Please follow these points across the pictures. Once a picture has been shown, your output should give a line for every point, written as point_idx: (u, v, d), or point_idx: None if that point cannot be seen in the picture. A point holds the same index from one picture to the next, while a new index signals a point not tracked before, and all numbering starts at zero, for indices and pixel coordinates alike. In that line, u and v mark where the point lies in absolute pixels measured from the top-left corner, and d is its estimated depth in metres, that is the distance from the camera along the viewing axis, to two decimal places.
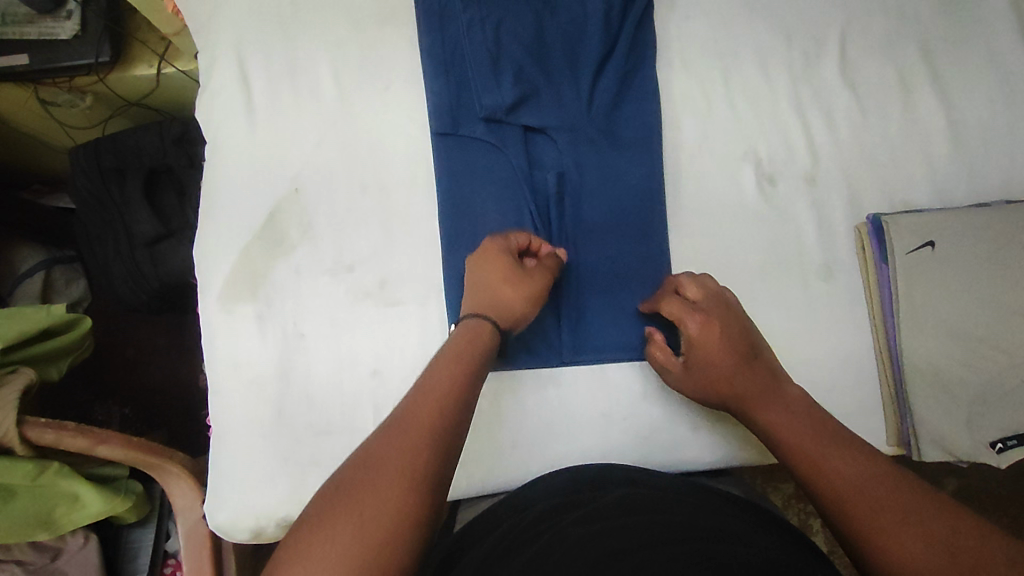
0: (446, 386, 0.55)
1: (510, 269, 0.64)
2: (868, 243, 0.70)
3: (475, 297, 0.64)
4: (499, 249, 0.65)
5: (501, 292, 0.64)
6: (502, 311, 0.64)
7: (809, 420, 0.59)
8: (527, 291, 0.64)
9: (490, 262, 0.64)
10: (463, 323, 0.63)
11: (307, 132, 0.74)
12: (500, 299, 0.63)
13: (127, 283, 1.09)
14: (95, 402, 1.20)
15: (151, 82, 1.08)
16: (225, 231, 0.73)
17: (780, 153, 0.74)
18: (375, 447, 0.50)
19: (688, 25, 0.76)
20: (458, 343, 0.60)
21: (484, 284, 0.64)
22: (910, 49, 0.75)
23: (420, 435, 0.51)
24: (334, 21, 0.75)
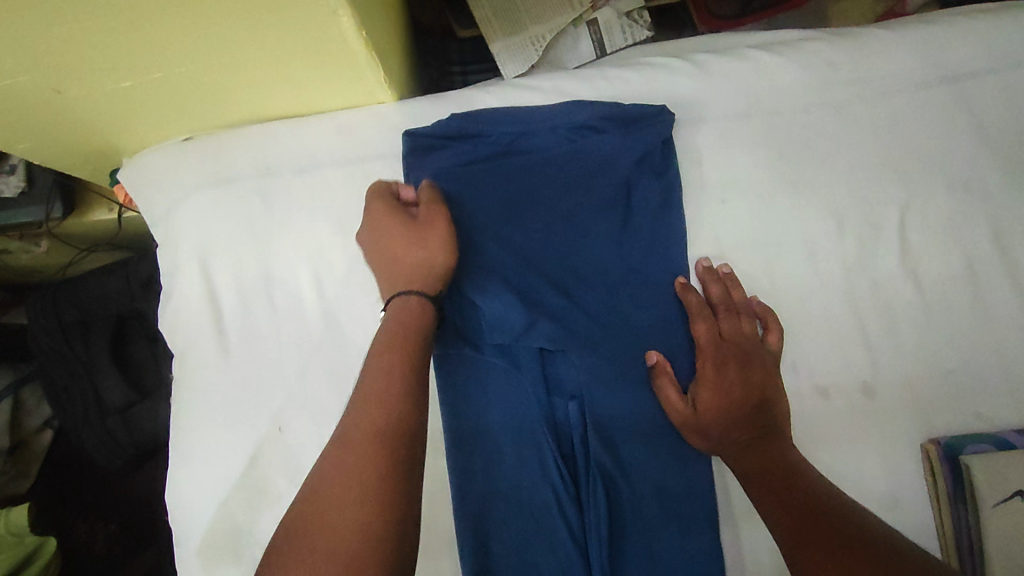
0: (384, 369, 0.50)
1: (392, 213, 0.57)
2: (940, 473, 0.61)
3: (390, 276, 0.56)
4: (382, 214, 0.58)
5: (398, 241, 0.56)
6: (415, 263, 0.56)
7: (773, 464, 0.57)
8: (427, 229, 0.57)
9: (377, 228, 0.58)
10: (394, 306, 0.54)
11: (288, 356, 0.63)
12: (413, 263, 0.56)
13: (100, 451, 0.98)
14: (78, 518, 1.07)
15: (114, 225, 0.96)
16: (202, 477, 0.63)
17: (833, 358, 0.64)
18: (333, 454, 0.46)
19: (724, 210, 0.66)
20: (393, 321, 0.53)
21: (381, 257, 0.57)
22: (980, 232, 0.65)
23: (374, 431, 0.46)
24: (315, 221, 0.64)
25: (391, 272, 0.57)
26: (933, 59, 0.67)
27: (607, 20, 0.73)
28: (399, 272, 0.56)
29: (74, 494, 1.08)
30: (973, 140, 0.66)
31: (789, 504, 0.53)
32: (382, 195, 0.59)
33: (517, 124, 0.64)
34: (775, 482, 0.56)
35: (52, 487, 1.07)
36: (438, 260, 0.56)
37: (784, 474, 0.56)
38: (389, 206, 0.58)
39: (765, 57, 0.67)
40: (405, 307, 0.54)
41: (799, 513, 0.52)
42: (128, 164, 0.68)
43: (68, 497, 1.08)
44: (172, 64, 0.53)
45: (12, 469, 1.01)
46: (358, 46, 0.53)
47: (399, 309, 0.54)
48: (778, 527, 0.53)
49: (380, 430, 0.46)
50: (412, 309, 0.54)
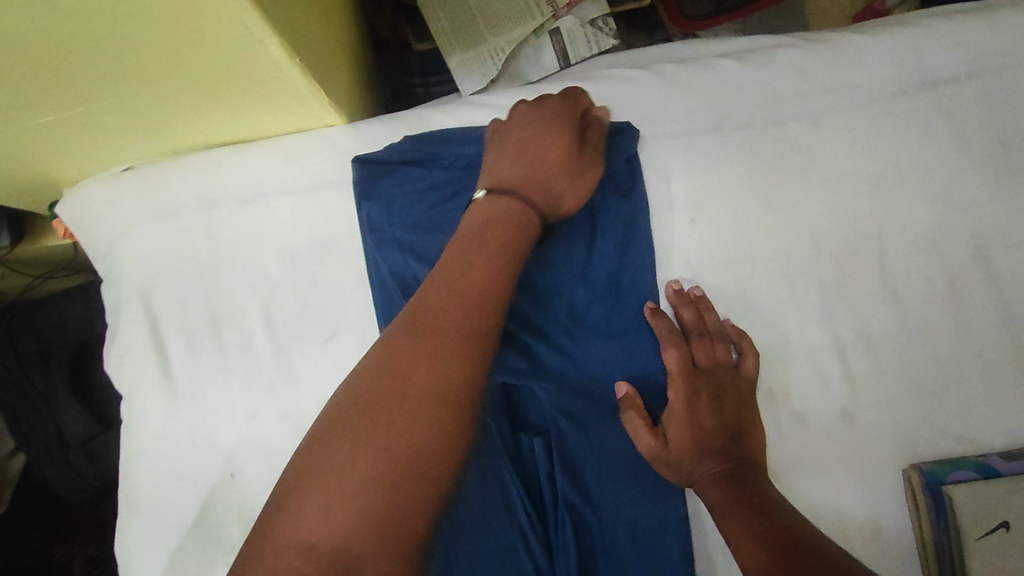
0: (456, 290, 0.45)
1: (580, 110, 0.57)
2: (920, 499, 0.59)
3: (529, 172, 0.53)
4: (561, 128, 0.54)
5: (568, 142, 0.54)
6: (560, 182, 0.53)
7: (741, 495, 0.54)
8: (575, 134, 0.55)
9: (524, 124, 0.55)
10: (500, 203, 0.50)
11: (240, 396, 0.60)
12: (553, 185, 0.53)
13: (63, 485, 0.95)
14: (57, 542, 1.00)
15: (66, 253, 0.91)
16: (151, 527, 0.60)
17: (810, 382, 0.62)
18: (394, 366, 0.41)
19: (693, 230, 0.63)
20: (485, 240, 0.48)
21: (531, 166, 0.53)
22: (961, 245, 0.62)
23: (450, 357, 0.41)
24: (264, 254, 0.61)
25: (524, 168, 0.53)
26: (910, 64, 0.64)
27: (570, 28, 0.69)
28: (545, 170, 0.53)
29: (52, 515, 1.01)
30: (954, 148, 0.63)
31: (755, 535, 0.51)
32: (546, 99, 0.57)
33: (476, 145, 0.61)
34: (741, 512, 0.53)
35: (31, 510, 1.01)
36: (564, 199, 0.54)
37: (753, 505, 0.53)
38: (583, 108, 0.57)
39: (734, 67, 0.64)
40: (505, 214, 0.50)
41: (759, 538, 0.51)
42: (65, 197, 0.64)
43: (47, 519, 1.01)
44: (93, 99, 0.49)
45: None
46: (294, 72, 0.50)
47: (511, 206, 0.50)
48: (745, 558, 0.50)
49: (459, 364, 0.42)
50: (511, 218, 0.50)
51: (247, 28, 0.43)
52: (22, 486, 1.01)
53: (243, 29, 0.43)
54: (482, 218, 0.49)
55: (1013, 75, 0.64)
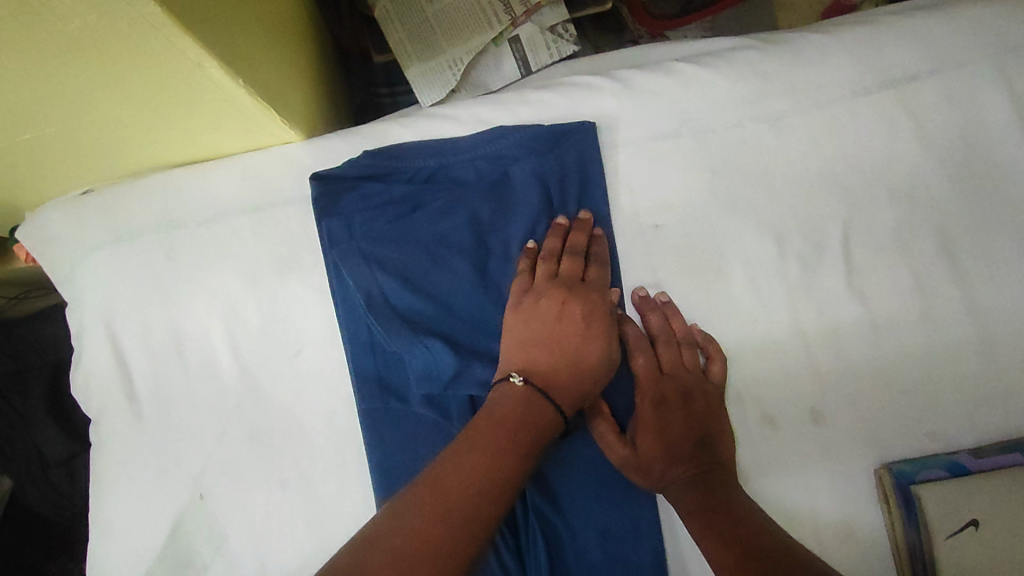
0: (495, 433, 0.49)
1: (578, 286, 0.57)
2: (893, 499, 0.58)
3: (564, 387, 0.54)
4: (601, 329, 0.56)
5: (575, 309, 0.56)
6: (589, 344, 0.55)
7: (709, 497, 0.53)
8: (590, 315, 0.56)
9: (546, 306, 0.56)
10: (529, 395, 0.52)
11: (205, 419, 0.60)
12: (580, 353, 0.55)
13: (44, 505, 0.93)
14: (47, 560, 0.97)
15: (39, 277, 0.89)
16: (121, 551, 0.59)
17: (780, 384, 0.61)
18: (449, 493, 0.44)
19: (657, 235, 0.62)
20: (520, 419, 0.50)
21: (580, 384, 0.54)
22: (925, 244, 0.62)
23: (492, 526, 0.44)
24: (226, 274, 0.61)
25: (544, 348, 0.54)
26: (869, 62, 0.64)
27: (529, 35, 0.70)
28: (573, 391, 0.54)
29: (37, 532, 0.98)
30: (916, 145, 0.63)
31: (725, 538, 0.50)
32: (551, 284, 0.57)
33: (433, 158, 0.61)
34: (711, 518, 0.52)
35: (19, 530, 0.97)
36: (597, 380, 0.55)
37: (723, 510, 0.52)
38: (565, 268, 0.58)
39: (694, 70, 0.64)
40: (527, 398, 0.51)
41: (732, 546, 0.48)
42: (26, 221, 0.63)
43: (32, 537, 0.97)
44: (36, 126, 0.49)
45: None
46: (240, 92, 0.50)
47: (528, 394, 0.52)
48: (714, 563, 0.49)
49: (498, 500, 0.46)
50: (542, 398, 0.52)
51: (182, 52, 0.42)
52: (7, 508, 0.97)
53: (178, 53, 0.42)
54: (505, 412, 0.50)
55: (972, 70, 0.63)
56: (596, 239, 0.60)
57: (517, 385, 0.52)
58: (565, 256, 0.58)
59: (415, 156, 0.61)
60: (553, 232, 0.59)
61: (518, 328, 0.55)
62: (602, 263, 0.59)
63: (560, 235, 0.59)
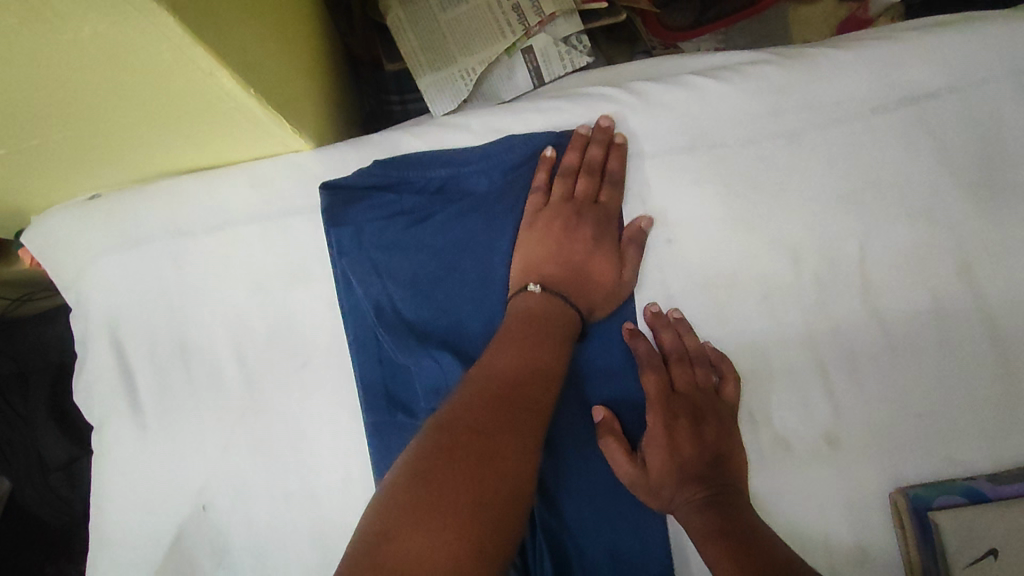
0: (508, 357, 0.49)
1: (591, 205, 0.59)
2: (908, 525, 0.57)
3: (578, 289, 0.56)
4: (612, 239, 0.59)
5: (589, 226, 0.58)
6: (601, 250, 0.58)
7: (724, 520, 0.52)
8: (601, 230, 0.59)
9: (559, 228, 0.58)
10: (547, 299, 0.54)
11: (209, 429, 0.59)
12: (593, 260, 0.58)
13: (44, 509, 0.92)
14: (46, 563, 0.97)
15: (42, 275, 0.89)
16: (120, 562, 0.58)
17: (795, 403, 0.60)
18: (469, 460, 0.41)
19: (671, 250, 0.61)
20: (530, 338, 0.51)
21: (592, 285, 0.57)
22: (944, 264, 0.61)
23: (519, 429, 0.45)
24: (234, 283, 0.60)
25: (561, 265, 0.57)
26: (889, 79, 0.63)
27: (543, 47, 0.69)
28: (585, 301, 0.56)
29: (36, 535, 0.98)
30: (935, 164, 0.62)
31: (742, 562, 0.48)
32: (564, 205, 0.59)
33: (444, 167, 0.61)
34: (726, 539, 0.50)
35: (18, 533, 0.97)
36: (609, 282, 0.58)
37: (737, 534, 0.50)
38: (580, 187, 0.60)
39: (710, 84, 0.63)
40: (545, 303, 0.54)
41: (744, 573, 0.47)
42: (32, 226, 0.63)
43: (31, 541, 0.97)
44: (45, 132, 0.48)
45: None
46: (250, 101, 0.49)
47: (543, 299, 0.54)
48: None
49: (522, 407, 0.46)
50: (559, 300, 0.54)
51: (193, 61, 0.42)
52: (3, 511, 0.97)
53: (188, 62, 0.42)
54: (527, 315, 0.53)
55: (993, 89, 0.62)
56: (614, 147, 0.61)
57: (536, 291, 0.55)
58: (579, 169, 0.60)
59: (426, 166, 0.61)
60: (573, 144, 0.61)
61: (532, 245, 0.58)
62: (616, 180, 0.60)
63: (579, 147, 0.61)
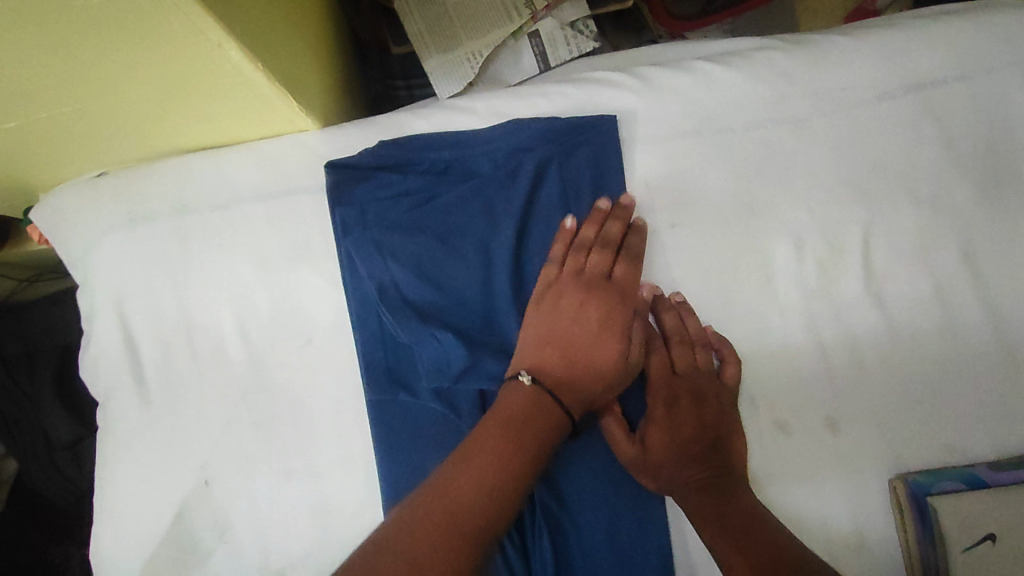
0: (491, 431, 0.50)
1: (607, 308, 0.57)
2: (907, 510, 0.57)
3: (571, 368, 0.55)
4: (620, 346, 0.56)
5: (596, 318, 0.57)
6: (606, 358, 0.56)
7: (724, 501, 0.52)
8: (607, 316, 0.57)
9: (566, 305, 0.57)
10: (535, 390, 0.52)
11: (212, 405, 0.59)
12: (595, 361, 0.55)
13: (49, 488, 0.93)
14: (50, 543, 0.99)
15: (48, 257, 0.89)
16: (124, 535, 0.59)
17: (796, 389, 0.60)
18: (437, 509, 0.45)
19: (674, 235, 0.61)
20: (513, 416, 0.51)
21: (592, 387, 0.55)
22: (946, 251, 0.61)
23: (477, 515, 0.45)
24: (239, 261, 0.60)
25: (558, 348, 0.55)
26: (895, 66, 0.63)
27: (549, 30, 0.70)
28: (582, 376, 0.55)
29: (44, 512, 0.99)
30: (940, 151, 0.62)
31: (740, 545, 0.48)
32: (574, 280, 0.57)
33: (450, 149, 0.61)
34: (724, 521, 0.50)
35: (25, 512, 0.99)
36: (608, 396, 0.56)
37: (736, 515, 0.51)
38: (594, 263, 0.58)
39: (716, 69, 0.63)
40: (538, 395, 0.52)
41: (743, 554, 0.47)
42: (40, 202, 0.63)
43: (38, 520, 0.99)
44: (54, 106, 0.49)
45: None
46: (258, 77, 0.49)
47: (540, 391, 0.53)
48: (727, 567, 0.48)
49: (482, 488, 0.46)
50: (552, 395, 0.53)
51: (202, 34, 0.42)
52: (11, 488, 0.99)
53: (198, 35, 0.42)
54: (514, 409, 0.51)
55: (1001, 77, 0.62)
56: (633, 228, 0.59)
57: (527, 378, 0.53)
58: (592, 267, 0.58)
59: (431, 147, 0.61)
60: (591, 219, 0.59)
61: (536, 325, 0.56)
62: (632, 257, 0.59)
63: (595, 224, 0.59)
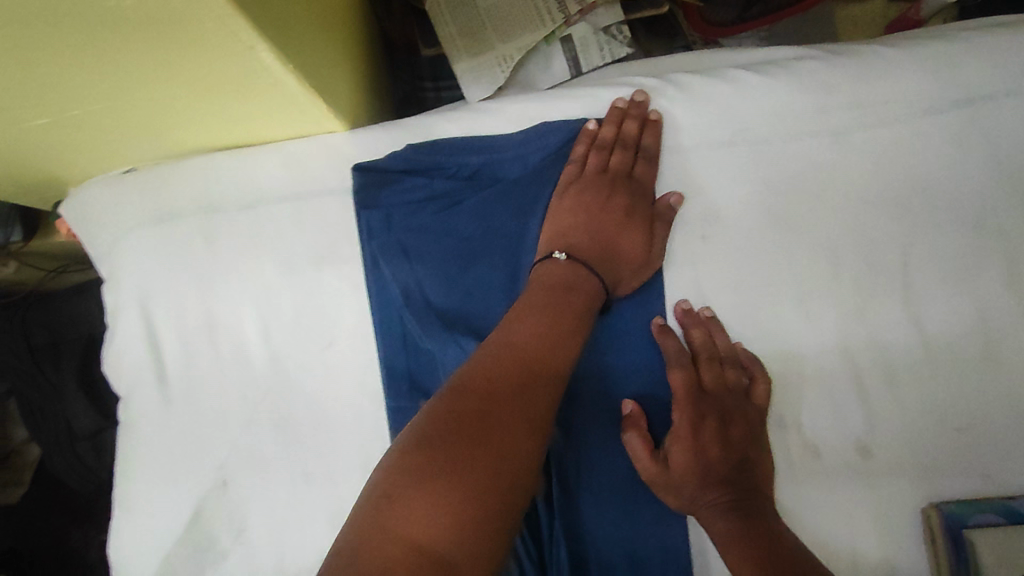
0: (523, 338, 0.49)
1: (626, 196, 0.58)
2: (940, 541, 0.55)
3: (596, 248, 0.56)
4: (642, 235, 0.57)
5: (618, 206, 0.58)
6: (631, 245, 0.57)
7: (753, 528, 0.50)
8: (631, 206, 0.58)
9: (590, 199, 0.58)
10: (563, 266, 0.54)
11: (233, 404, 0.59)
12: (618, 248, 0.57)
13: (70, 476, 0.95)
14: (71, 526, 1.00)
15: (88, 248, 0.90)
16: (142, 530, 0.59)
17: (826, 409, 0.58)
18: (500, 354, 0.47)
19: (706, 247, 0.60)
20: (550, 304, 0.51)
21: (615, 268, 0.56)
22: (992, 274, 0.58)
23: (529, 401, 0.44)
24: (262, 260, 0.60)
25: (588, 234, 0.57)
26: (942, 80, 0.60)
27: (582, 35, 0.68)
28: (610, 259, 0.56)
29: (63, 501, 1.01)
30: (987, 169, 0.59)
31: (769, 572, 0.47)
32: (597, 177, 0.59)
33: (478, 153, 0.61)
34: (751, 547, 0.49)
35: (46, 496, 1.01)
36: (627, 279, 0.57)
37: (766, 543, 0.49)
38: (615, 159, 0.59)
39: (753, 78, 0.61)
40: (571, 273, 0.54)
41: None
42: (69, 197, 0.64)
43: (60, 504, 1.01)
44: (85, 103, 0.49)
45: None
46: (288, 77, 0.49)
47: (575, 271, 0.54)
48: None
49: (539, 348, 0.48)
50: (584, 276, 0.54)
51: (235, 34, 0.42)
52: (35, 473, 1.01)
53: (230, 35, 0.42)
54: (550, 281, 0.53)
55: None
56: (649, 124, 0.60)
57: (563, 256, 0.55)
58: (614, 160, 0.59)
59: (460, 151, 0.60)
60: (610, 116, 0.60)
61: (563, 215, 0.58)
62: (649, 157, 0.60)
63: (614, 121, 0.60)
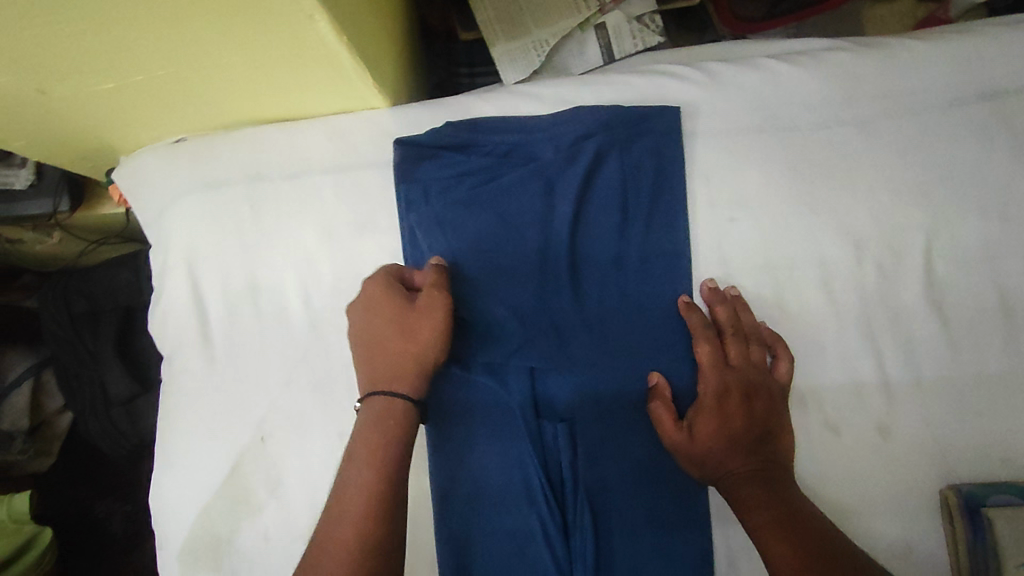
0: (362, 489, 0.49)
1: (393, 308, 0.55)
2: (957, 521, 0.56)
3: (378, 351, 0.54)
4: (392, 309, 0.55)
5: (378, 299, 0.55)
6: (398, 330, 0.54)
7: (773, 494, 0.52)
8: (393, 295, 0.55)
9: (376, 298, 0.55)
10: (373, 397, 0.53)
11: (272, 365, 0.62)
12: (388, 339, 0.54)
13: (105, 441, 0.99)
14: (97, 499, 1.05)
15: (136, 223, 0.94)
16: (184, 481, 0.62)
17: (847, 391, 0.60)
18: (353, 474, 0.50)
19: (733, 229, 0.61)
20: (360, 441, 0.51)
21: (397, 359, 0.53)
22: (1015, 264, 0.60)
23: (366, 512, 0.48)
24: (306, 229, 0.63)
25: (382, 350, 0.54)
26: (971, 74, 0.61)
27: (616, 24, 0.71)
28: (409, 375, 0.53)
29: (92, 470, 1.06)
30: (1014, 162, 0.60)
31: (784, 533, 0.49)
32: (379, 275, 0.57)
33: (512, 133, 0.62)
34: (769, 511, 0.50)
35: (77, 466, 1.06)
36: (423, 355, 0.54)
37: (786, 508, 0.51)
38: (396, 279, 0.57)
39: (784, 67, 0.63)
40: (391, 406, 0.52)
41: (792, 546, 0.48)
42: (123, 164, 0.67)
43: (89, 475, 1.06)
44: (149, 68, 0.51)
45: (34, 447, 1.00)
46: (341, 49, 0.51)
47: (386, 396, 0.52)
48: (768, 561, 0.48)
49: (373, 458, 0.50)
50: (384, 409, 0.52)
51: (298, 3, 0.44)
52: (66, 439, 1.06)
53: (294, 3, 0.44)
54: (379, 415, 0.52)
55: None
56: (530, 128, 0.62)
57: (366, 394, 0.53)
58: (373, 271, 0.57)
59: (495, 129, 0.62)
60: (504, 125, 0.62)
61: (368, 315, 0.55)
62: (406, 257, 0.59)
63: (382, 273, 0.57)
